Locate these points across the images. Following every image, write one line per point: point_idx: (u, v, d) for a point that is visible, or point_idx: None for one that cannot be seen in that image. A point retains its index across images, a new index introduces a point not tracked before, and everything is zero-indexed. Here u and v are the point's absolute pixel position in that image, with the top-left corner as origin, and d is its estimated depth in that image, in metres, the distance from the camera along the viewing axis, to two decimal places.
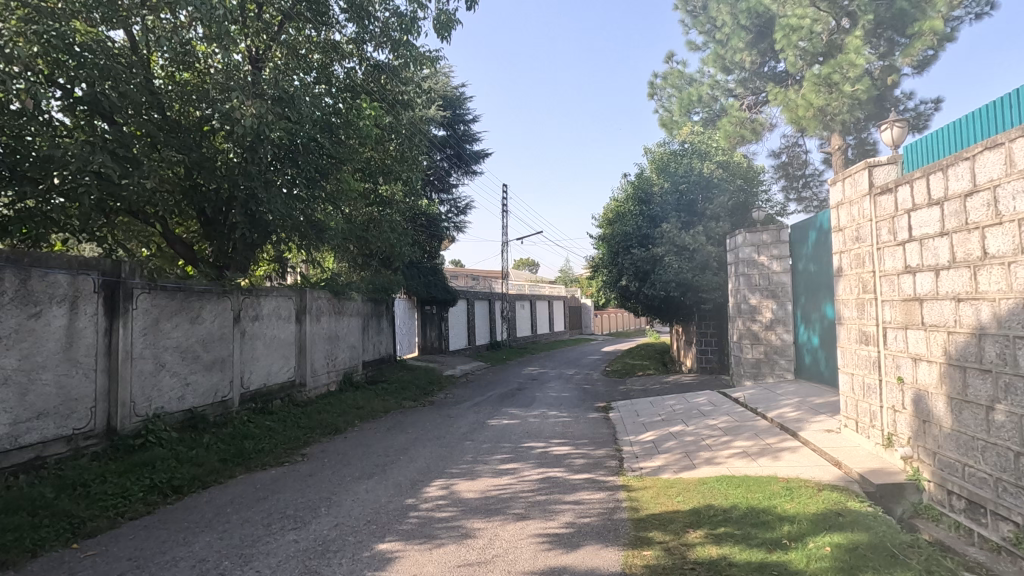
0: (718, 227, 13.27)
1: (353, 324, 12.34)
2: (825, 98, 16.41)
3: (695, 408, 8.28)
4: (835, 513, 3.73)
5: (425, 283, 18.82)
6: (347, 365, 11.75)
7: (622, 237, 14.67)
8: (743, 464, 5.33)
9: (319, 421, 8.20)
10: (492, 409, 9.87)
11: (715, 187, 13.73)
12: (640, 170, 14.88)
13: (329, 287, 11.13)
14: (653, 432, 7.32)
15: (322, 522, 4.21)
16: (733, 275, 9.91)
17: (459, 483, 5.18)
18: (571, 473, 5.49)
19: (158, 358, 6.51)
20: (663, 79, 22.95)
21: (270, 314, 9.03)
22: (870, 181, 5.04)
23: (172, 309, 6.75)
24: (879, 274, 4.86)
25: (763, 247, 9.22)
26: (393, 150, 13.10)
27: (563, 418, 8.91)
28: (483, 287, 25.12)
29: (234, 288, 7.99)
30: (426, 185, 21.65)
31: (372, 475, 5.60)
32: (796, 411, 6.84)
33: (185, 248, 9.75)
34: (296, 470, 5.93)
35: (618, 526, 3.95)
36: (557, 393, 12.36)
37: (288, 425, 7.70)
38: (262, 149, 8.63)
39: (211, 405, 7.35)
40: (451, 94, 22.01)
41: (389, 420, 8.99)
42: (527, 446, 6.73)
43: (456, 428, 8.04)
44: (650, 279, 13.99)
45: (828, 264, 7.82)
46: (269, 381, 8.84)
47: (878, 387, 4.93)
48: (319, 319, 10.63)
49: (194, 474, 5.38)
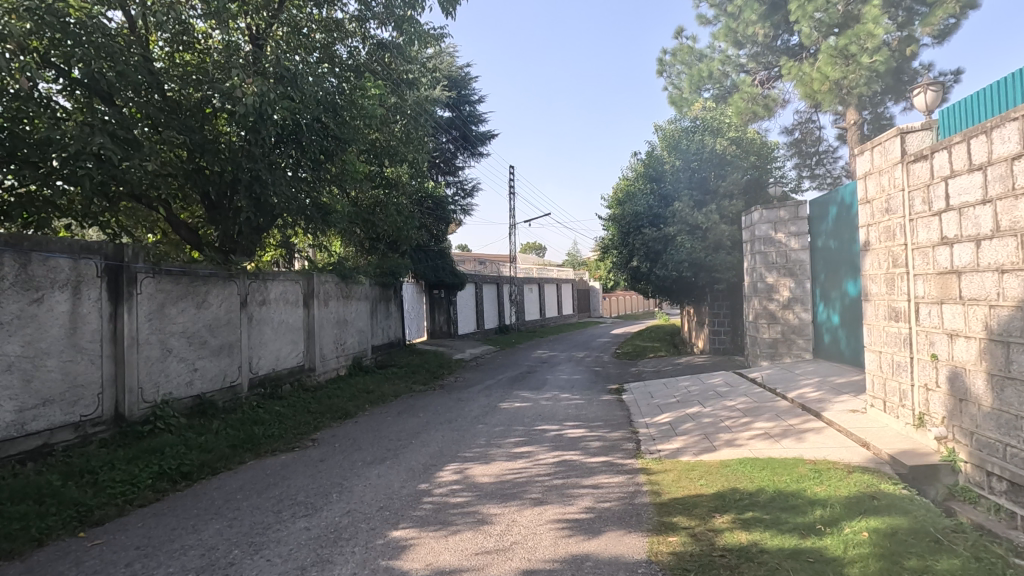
0: (732, 205, 12.97)
1: (362, 309, 12.22)
2: (842, 71, 15.96)
3: (711, 389, 8.10)
4: (869, 497, 3.56)
5: (433, 267, 18.69)
6: (357, 349, 11.66)
7: (632, 217, 14.40)
8: (766, 446, 5.16)
9: (329, 406, 8.10)
10: (504, 392, 9.76)
11: (728, 164, 13.41)
12: (650, 148, 14.53)
13: (337, 271, 10.99)
14: (669, 414, 7.16)
15: (333, 509, 4.10)
16: (750, 253, 9.62)
17: (474, 467, 5.05)
18: (588, 456, 5.35)
19: (165, 344, 6.41)
20: (672, 55, 22.36)
21: (278, 299, 8.92)
22: (903, 148, 4.78)
23: (177, 294, 6.62)
24: (912, 247, 4.62)
25: (780, 224, 8.94)
26: (399, 132, 12.70)
27: (576, 401, 8.77)
28: (491, 271, 24.95)
29: (240, 273, 7.86)
30: (432, 167, 21.44)
31: (384, 460, 5.49)
32: (817, 391, 6.65)
33: (190, 233, 9.62)
34: (307, 456, 5.82)
35: (640, 511, 3.80)
36: (568, 376, 12.22)
37: (298, 410, 7.61)
38: (265, 129, 8.44)
39: (220, 390, 7.27)
40: (456, 74, 21.59)
41: (400, 404, 8.88)
42: (540, 429, 6.59)
43: (468, 411, 7.93)
44: (661, 259, 13.75)
45: (850, 240, 7.53)
46: (278, 365, 8.76)
47: (909, 365, 4.73)
48: (327, 304, 10.50)
49: (204, 460, 5.28)
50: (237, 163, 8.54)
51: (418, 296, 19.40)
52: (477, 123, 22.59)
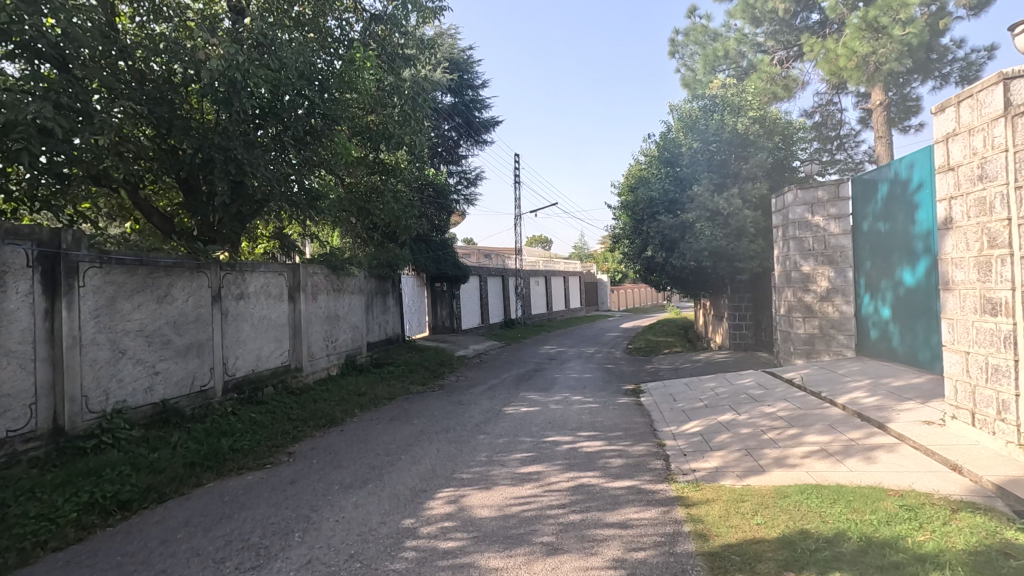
0: (755, 189, 11.97)
1: (356, 303, 11.30)
2: (872, 45, 14.85)
3: (742, 391, 7.19)
4: (997, 554, 2.65)
5: (434, 259, 17.77)
6: (350, 347, 10.77)
7: (646, 203, 13.45)
8: (826, 467, 4.23)
9: (313, 411, 7.23)
10: (509, 394, 8.87)
11: (750, 145, 12.43)
12: (666, 130, 13.51)
13: (327, 262, 10.08)
14: (698, 422, 6.24)
15: (291, 558, 3.23)
16: (782, 239, 8.65)
17: (470, 495, 4.16)
18: (610, 479, 4.44)
19: (117, 344, 5.54)
20: (684, 35, 21.24)
21: (259, 292, 8.06)
22: (1006, 99, 3.82)
23: (132, 287, 5.75)
24: (1018, 222, 3.69)
25: (818, 206, 7.98)
26: (396, 113, 11.84)
27: (589, 404, 7.86)
28: (495, 264, 24.05)
29: (212, 262, 6.99)
30: (434, 156, 20.56)
31: (366, 483, 4.60)
32: (874, 397, 5.71)
33: (163, 220, 8.72)
34: (277, 476, 4.95)
35: (685, 567, 2.89)
36: (579, 374, 11.33)
37: (276, 417, 6.75)
38: (238, 101, 7.52)
39: (187, 396, 6.42)
40: (458, 57, 20.48)
41: (394, 408, 8.01)
42: (551, 442, 5.69)
43: (468, 417, 7.05)
44: (678, 248, 12.77)
45: (902, 222, 6.55)
46: (259, 366, 7.93)
47: (1010, 369, 3.81)
48: (316, 298, 9.63)
49: (150, 484, 4.42)
50: (209, 142, 7.71)
51: (419, 289, 18.50)
52: (480, 109, 21.60)
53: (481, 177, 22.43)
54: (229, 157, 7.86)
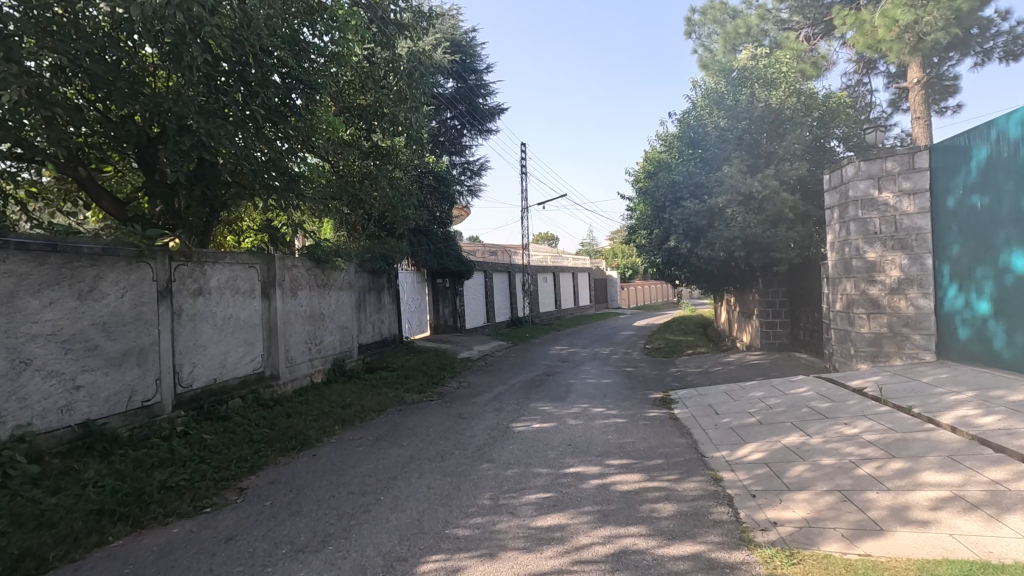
0: (794, 169, 10.60)
1: (344, 300, 10.06)
2: (915, 12, 13.39)
3: (803, 404, 5.89)
4: None
5: (435, 252, 16.43)
6: (337, 350, 9.55)
7: (669, 187, 12.07)
8: (979, 528, 2.95)
9: (282, 430, 5.99)
10: (518, 405, 7.60)
11: (786, 121, 11.12)
12: (689, 107, 12.20)
13: (310, 254, 8.86)
14: (757, 447, 4.95)
15: None
16: (838, 221, 7.33)
17: (468, 570, 2.91)
18: (666, 540, 3.17)
19: (17, 352, 4.34)
20: (702, 14, 19.83)
21: (224, 289, 6.85)
22: None
23: (40, 279, 4.54)
24: None
25: (887, 179, 6.69)
26: (391, 91, 10.74)
27: (613, 418, 6.58)
28: (501, 260, 22.77)
29: (157, 251, 5.77)
30: (434, 143, 19.39)
31: (326, 544, 3.35)
32: (992, 416, 4.40)
33: (114, 204, 7.46)
34: (211, 529, 3.71)
35: None
36: (596, 379, 10.03)
37: (235, 438, 5.52)
38: (189, 54, 6.27)
39: (123, 414, 5.22)
40: (461, 39, 19.12)
41: (382, 423, 6.77)
42: (573, 476, 4.43)
43: (469, 437, 5.80)
44: (705, 237, 11.41)
45: (1015, 193, 5.33)
46: (223, 374, 6.72)
47: None
48: (296, 294, 8.41)
49: (26, 548, 3.20)
50: (158, 106, 6.46)
51: (420, 285, 17.26)
52: (485, 95, 20.32)
53: (486, 167, 21.20)
54: (186, 126, 6.64)
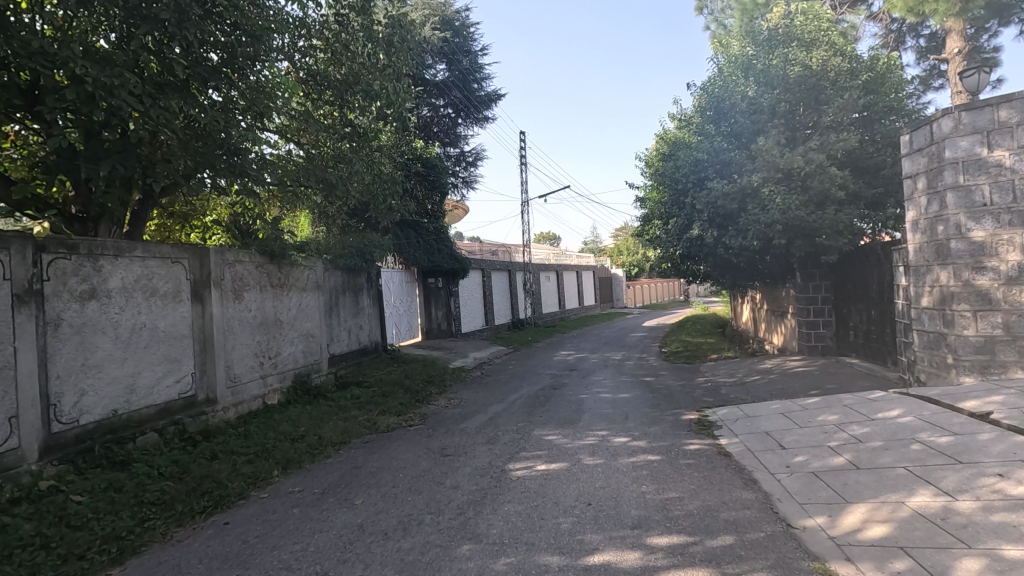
0: (842, 140, 8.99)
1: (308, 303, 8.45)
2: None
3: (909, 438, 4.27)
4: None
5: (426, 249, 14.79)
6: (298, 363, 7.91)
7: (692, 167, 10.40)
8: None
9: (194, 482, 4.37)
10: (517, 433, 5.98)
11: (829, 88, 9.53)
12: (711, 76, 10.54)
13: (263, 248, 7.27)
14: (872, 512, 3.31)
15: None
16: (927, 192, 5.68)
17: None
18: None
19: None
20: None
21: (132, 291, 5.24)
22: None
23: None
24: None
25: (999, 133, 5.06)
26: (365, 61, 9.17)
27: (644, 454, 4.94)
28: (501, 258, 21.14)
29: (13, 238, 4.20)
30: (422, 131, 17.77)
31: None
32: None
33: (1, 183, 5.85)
34: None
35: None
36: (612, 393, 8.38)
37: (117, 501, 3.90)
38: None
39: None
40: (451, 16, 17.51)
41: (338, 464, 5.15)
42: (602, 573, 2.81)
43: (448, 491, 4.18)
44: (736, 224, 9.75)
45: None
46: (129, 401, 5.12)
47: None
48: (242, 297, 6.80)
49: None
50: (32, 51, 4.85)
51: (410, 286, 15.66)
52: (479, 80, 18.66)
53: (481, 157, 19.64)
54: (75, 77, 5.07)
